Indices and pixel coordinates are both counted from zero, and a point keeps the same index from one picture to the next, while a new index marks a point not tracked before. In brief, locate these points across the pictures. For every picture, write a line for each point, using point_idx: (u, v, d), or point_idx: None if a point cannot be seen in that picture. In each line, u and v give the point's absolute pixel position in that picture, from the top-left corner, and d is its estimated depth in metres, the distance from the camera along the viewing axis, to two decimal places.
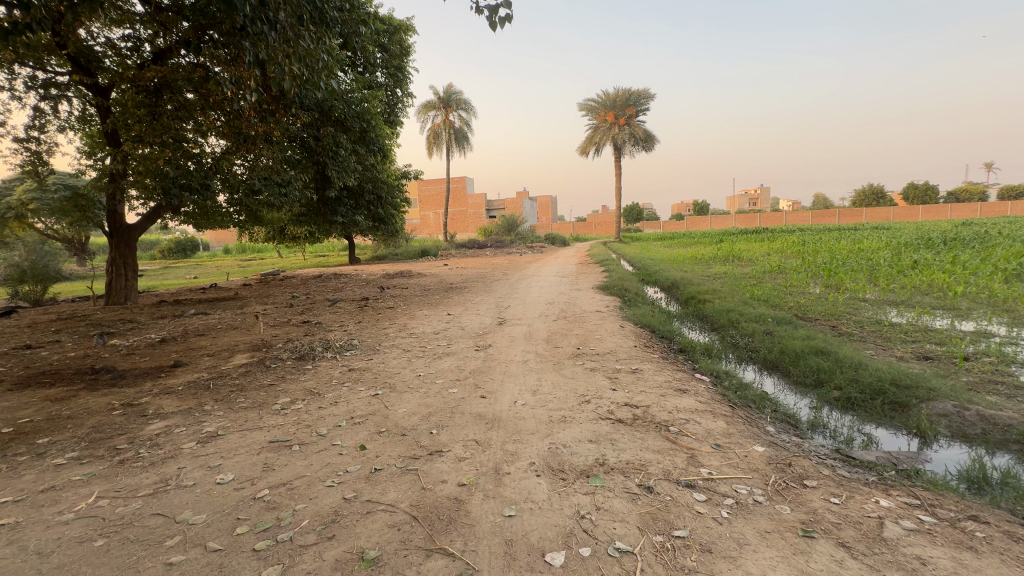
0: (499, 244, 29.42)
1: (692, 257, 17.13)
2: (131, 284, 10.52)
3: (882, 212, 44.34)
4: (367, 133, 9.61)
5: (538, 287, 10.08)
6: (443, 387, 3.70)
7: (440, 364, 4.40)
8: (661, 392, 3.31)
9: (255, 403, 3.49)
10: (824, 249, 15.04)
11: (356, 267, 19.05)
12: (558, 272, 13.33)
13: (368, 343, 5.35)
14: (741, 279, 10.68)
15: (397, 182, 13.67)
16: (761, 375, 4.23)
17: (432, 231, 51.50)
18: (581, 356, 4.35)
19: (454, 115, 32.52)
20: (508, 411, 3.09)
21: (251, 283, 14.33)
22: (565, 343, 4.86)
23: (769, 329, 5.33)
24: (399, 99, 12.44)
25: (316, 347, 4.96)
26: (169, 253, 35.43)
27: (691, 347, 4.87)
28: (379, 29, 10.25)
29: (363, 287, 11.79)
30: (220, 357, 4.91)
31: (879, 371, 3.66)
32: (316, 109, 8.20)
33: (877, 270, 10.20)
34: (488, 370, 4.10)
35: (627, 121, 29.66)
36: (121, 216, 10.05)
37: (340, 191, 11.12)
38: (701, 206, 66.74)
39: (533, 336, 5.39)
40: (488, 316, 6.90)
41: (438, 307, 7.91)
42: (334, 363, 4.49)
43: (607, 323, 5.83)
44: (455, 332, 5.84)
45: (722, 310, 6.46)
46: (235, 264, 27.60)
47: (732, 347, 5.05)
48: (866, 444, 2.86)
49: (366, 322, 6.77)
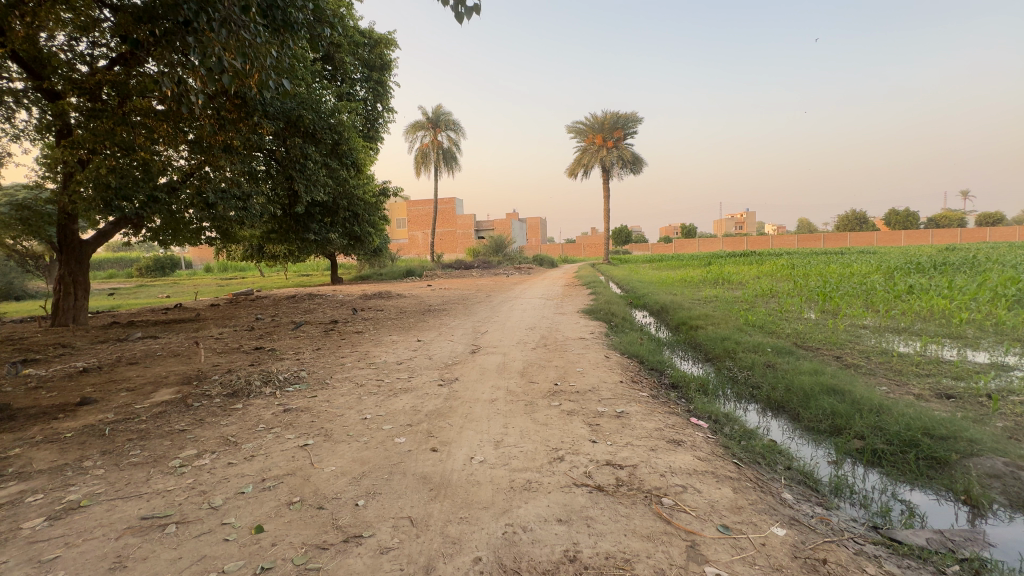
0: (487, 265, 28.97)
1: (681, 280, 16.70)
2: (81, 304, 9.72)
3: (867, 237, 44.65)
4: (340, 146, 9.09)
5: (520, 311, 9.48)
6: (389, 436, 3.05)
7: (393, 403, 3.75)
8: (652, 446, 2.70)
9: (150, 458, 2.80)
10: (814, 273, 14.70)
11: (336, 287, 18.37)
12: (544, 295, 12.77)
13: (317, 375, 4.66)
14: (733, 303, 10.24)
15: (376, 200, 13.15)
16: (765, 418, 3.66)
17: (420, 252, 51.01)
18: (558, 395, 3.73)
19: (443, 136, 32.38)
20: (459, 473, 2.46)
21: (220, 304, 13.55)
22: (542, 378, 4.24)
23: (770, 361, 4.78)
24: (380, 114, 12.07)
25: (254, 381, 4.27)
26: (146, 271, 34.31)
27: (684, 382, 4.29)
28: (356, 41, 9.98)
29: (336, 308, 11.08)
30: (139, 393, 4.20)
31: (906, 416, 3.10)
32: (282, 117, 7.67)
33: (872, 294, 9.79)
34: (448, 412, 3.46)
35: (615, 144, 29.79)
36: (75, 232, 9.35)
37: (312, 207, 10.54)
38: (689, 229, 67.58)
39: (507, 367, 4.77)
40: (462, 343, 6.26)
41: (409, 333, 7.27)
42: (268, 403, 3.81)
43: (590, 353, 5.23)
44: (421, 362, 5.19)
45: (716, 337, 5.93)
46: (214, 283, 26.78)
47: (729, 382, 4.47)
48: (908, 517, 2.27)
49: (325, 350, 6.09)
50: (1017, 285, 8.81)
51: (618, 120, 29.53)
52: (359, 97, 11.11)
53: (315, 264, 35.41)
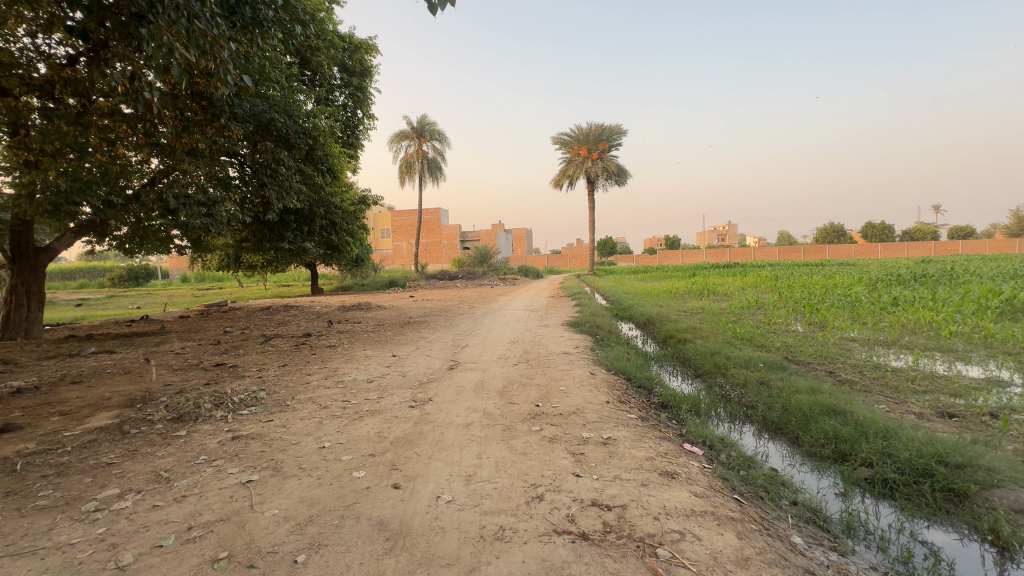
0: (472, 275, 28.58)
1: (667, 291, 16.58)
2: (34, 317, 9.07)
3: (845, 249, 45.56)
4: (315, 152, 8.73)
5: (502, 323, 9.16)
6: (346, 470, 2.68)
7: (357, 429, 3.37)
8: (643, 480, 2.39)
9: (61, 501, 2.38)
10: (798, 284, 14.69)
11: (315, 298, 17.82)
12: (528, 306, 12.49)
13: (277, 395, 4.25)
14: (719, 315, 10.07)
15: (356, 209, 12.76)
16: (762, 442, 3.39)
17: (405, 263, 50.45)
18: (540, 418, 3.40)
19: (428, 146, 32.14)
20: (422, 518, 2.11)
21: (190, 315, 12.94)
22: (522, 399, 3.92)
23: (764, 378, 4.53)
24: (361, 120, 11.75)
25: (205, 404, 3.86)
26: (119, 280, 33.10)
27: (675, 402, 4.01)
28: (335, 45, 9.68)
29: (311, 320, 10.61)
30: (72, 418, 3.74)
31: (915, 441, 2.85)
32: (252, 120, 7.28)
33: (858, 306, 9.71)
34: (417, 439, 3.11)
35: (600, 155, 29.90)
36: (29, 239, 8.78)
37: (287, 215, 10.12)
38: (673, 241, 68.20)
39: (486, 386, 4.43)
40: (439, 358, 5.89)
41: (385, 347, 6.88)
42: (216, 430, 3.40)
43: (575, 369, 4.92)
44: (393, 380, 4.81)
45: (706, 352, 5.68)
46: (189, 294, 25.92)
47: (722, 401, 4.20)
48: (933, 563, 1.99)
49: (292, 366, 5.66)
50: (1001, 297, 8.78)
51: (603, 132, 29.71)
52: (337, 103, 10.79)
53: (296, 274, 34.67)
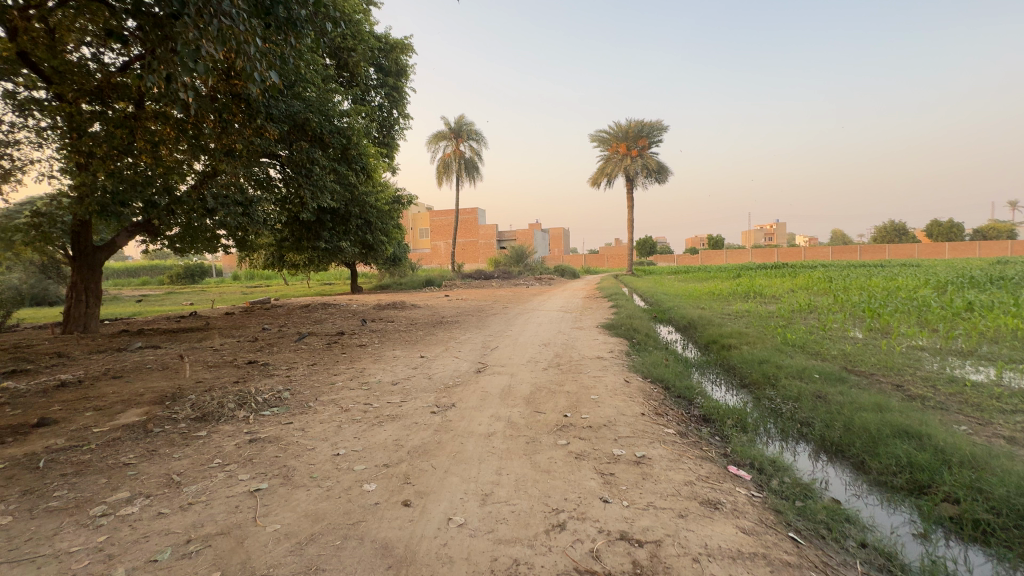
0: (507, 275, 28.46)
1: (710, 292, 15.84)
2: (92, 312, 9.60)
3: (907, 250, 42.48)
4: (349, 151, 8.79)
5: (535, 324, 8.93)
6: (357, 481, 2.52)
7: (374, 436, 3.22)
8: (681, 510, 2.10)
9: (72, 503, 2.34)
10: (856, 287, 13.66)
11: (353, 297, 18.16)
12: (562, 307, 12.20)
13: (301, 397, 4.18)
14: (767, 318, 9.44)
15: (391, 208, 12.84)
16: (819, 465, 3.00)
17: (442, 262, 51.03)
18: (567, 431, 3.14)
19: (465, 146, 32.31)
20: (429, 544, 1.91)
21: (235, 312, 13.43)
22: (550, 407, 3.67)
23: (819, 390, 4.09)
24: (396, 120, 11.82)
25: (229, 403, 3.83)
26: (176, 277, 35.10)
27: (718, 416, 3.66)
28: (371, 45, 9.77)
29: (346, 319, 10.72)
30: (104, 414, 3.80)
31: (1014, 474, 2.40)
32: (287, 121, 7.39)
33: (926, 311, 8.83)
34: (435, 450, 2.93)
35: (639, 152, 29.11)
36: (88, 238, 9.30)
37: (323, 214, 10.27)
38: (717, 241, 65.69)
39: (513, 392, 4.20)
40: (467, 361, 5.71)
41: (414, 347, 6.79)
42: (234, 432, 3.34)
43: (608, 376, 4.61)
44: (418, 383, 4.67)
45: (753, 360, 5.24)
46: (238, 291, 27.11)
47: (771, 416, 3.80)
48: None
49: (321, 366, 5.64)
50: None
51: (643, 128, 28.91)
52: (373, 103, 10.88)
53: (338, 273, 35.72)
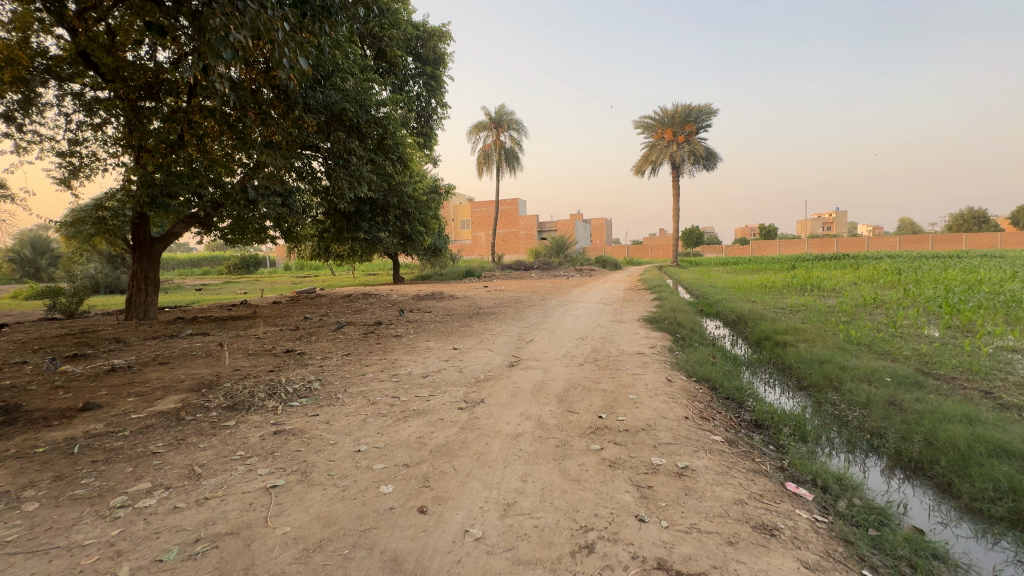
0: (547, 266, 28.15)
1: (761, 285, 14.93)
2: (151, 300, 10.15)
3: (988, 240, 38.64)
4: (385, 141, 8.76)
5: (573, 317, 8.65)
6: (374, 482, 2.39)
7: (398, 432, 3.09)
8: (731, 537, 1.82)
9: (95, 492, 2.33)
10: (929, 280, 12.46)
11: (394, 287, 18.44)
12: (602, 299, 11.82)
13: (330, 388, 4.13)
14: (826, 314, 8.72)
15: (429, 199, 12.82)
16: (894, 483, 2.60)
17: (482, 253, 51.23)
18: (601, 434, 2.89)
19: (505, 136, 32.05)
20: (441, 560, 1.73)
21: (282, 301, 13.91)
22: (584, 406, 3.43)
23: (892, 396, 3.62)
24: (434, 109, 11.76)
25: (260, 393, 3.83)
26: (233, 268, 37.00)
27: (773, 423, 3.31)
28: (408, 34, 9.68)
29: (385, 308, 10.83)
30: (144, 400, 3.90)
31: None
32: (325, 111, 7.43)
33: (1018, 308, 7.85)
34: (458, 449, 2.76)
35: (686, 138, 27.85)
36: (147, 230, 9.81)
37: (362, 205, 10.38)
38: (769, 231, 62.43)
39: (545, 389, 3.98)
40: (501, 354, 5.53)
41: (448, 339, 6.69)
42: (261, 423, 3.31)
43: (648, 374, 4.29)
44: (449, 377, 4.53)
45: (812, 359, 4.76)
46: (288, 281, 28.26)
47: (834, 423, 3.40)
48: None
49: (354, 356, 5.62)
50: None
51: (690, 113, 27.64)
52: (411, 93, 10.86)
53: (381, 264, 36.54)
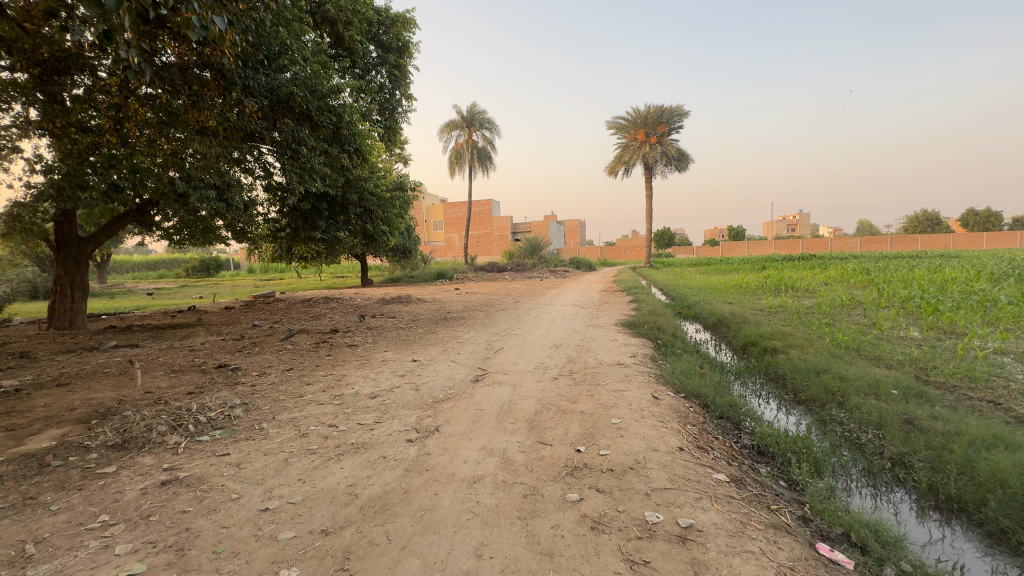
0: (521, 268, 27.64)
1: (736, 286, 14.77)
2: (78, 307, 9.05)
3: (941, 241, 40.20)
4: (341, 131, 8.03)
5: (546, 322, 8.11)
6: (275, 564, 1.74)
7: (325, 478, 2.43)
8: None
9: None
10: (900, 280, 12.50)
11: (361, 290, 17.56)
12: (577, 302, 11.35)
13: (255, 416, 3.42)
14: (806, 315, 8.46)
15: (393, 196, 12.04)
16: (937, 533, 2.13)
17: (455, 254, 50.28)
18: (581, 475, 2.32)
19: (477, 135, 31.39)
20: None
21: (235, 307, 12.89)
22: (558, 436, 2.85)
23: (907, 414, 3.19)
24: (399, 101, 11.05)
25: (162, 425, 3.10)
26: (192, 271, 35.06)
27: (779, 451, 2.83)
28: (369, 16, 8.97)
29: (346, 314, 10.03)
30: (12, 436, 3.09)
31: None
32: (269, 95, 6.66)
33: (994, 307, 7.75)
34: (398, 504, 2.13)
35: (658, 139, 27.80)
36: (73, 230, 8.73)
37: (319, 202, 9.59)
38: (737, 233, 63.87)
39: (513, 411, 3.37)
40: (465, 367, 4.89)
41: (409, 349, 6.01)
42: (150, 469, 2.59)
43: (631, 391, 3.73)
44: (402, 397, 3.87)
45: (807, 368, 4.32)
46: (249, 284, 26.78)
47: (848, 449, 2.93)
48: None
49: (297, 372, 4.88)
50: None
51: (662, 114, 27.55)
52: (374, 83, 10.14)
53: (350, 266, 35.18)
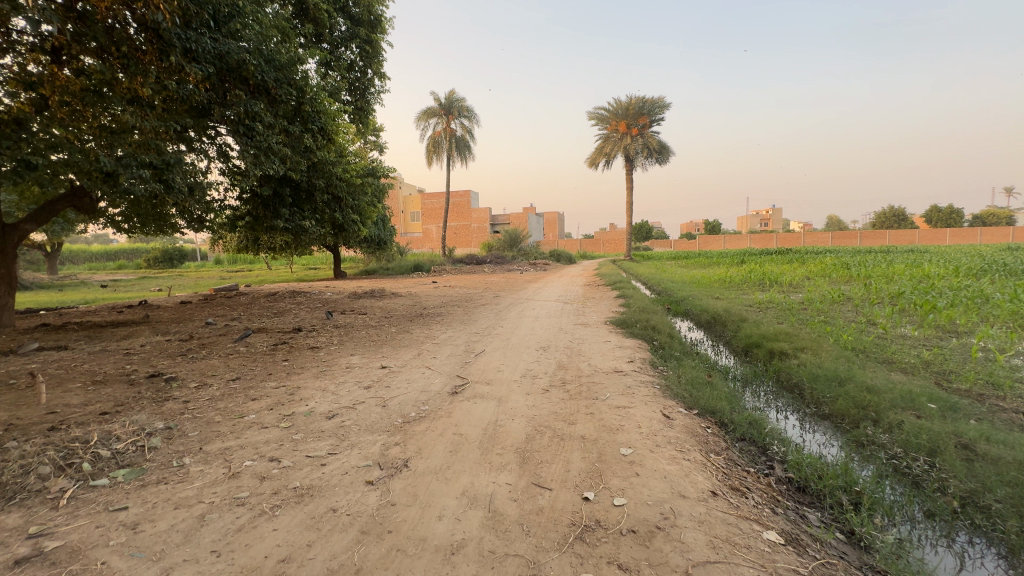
0: (501, 260, 26.99)
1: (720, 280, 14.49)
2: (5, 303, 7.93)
3: (908, 236, 41.28)
4: (303, 108, 7.23)
5: (530, 320, 7.55)
6: None
7: (250, 548, 1.79)
8: None
9: None
10: (884, 275, 12.34)
11: (333, 284, 16.66)
12: (561, 297, 10.81)
13: (177, 447, 2.72)
14: (799, 312, 8.11)
15: (365, 183, 11.22)
16: None
17: (433, 246, 49.20)
18: (594, 540, 1.74)
19: (455, 124, 30.41)
20: None
21: (193, 301, 11.88)
22: (558, 475, 2.27)
23: (959, 435, 2.73)
24: (371, 80, 10.22)
25: (45, 466, 2.37)
26: (153, 262, 33.09)
27: (827, 489, 2.31)
28: None
29: (312, 310, 9.24)
30: None
31: None
32: (216, 63, 5.82)
33: (988, 304, 7.52)
34: None
35: (640, 131, 27.45)
36: None
37: (282, 188, 8.75)
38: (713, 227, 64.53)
39: (499, 437, 2.78)
40: (442, 375, 4.28)
41: (379, 353, 5.34)
42: (10, 535, 1.89)
43: (637, 408, 3.18)
44: (365, 417, 3.23)
45: (826, 376, 3.86)
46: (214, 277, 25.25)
47: (902, 483, 2.45)
48: None
49: (244, 383, 4.17)
50: None
51: (644, 105, 27.18)
52: (342, 58, 9.30)
53: (323, 258, 33.77)
